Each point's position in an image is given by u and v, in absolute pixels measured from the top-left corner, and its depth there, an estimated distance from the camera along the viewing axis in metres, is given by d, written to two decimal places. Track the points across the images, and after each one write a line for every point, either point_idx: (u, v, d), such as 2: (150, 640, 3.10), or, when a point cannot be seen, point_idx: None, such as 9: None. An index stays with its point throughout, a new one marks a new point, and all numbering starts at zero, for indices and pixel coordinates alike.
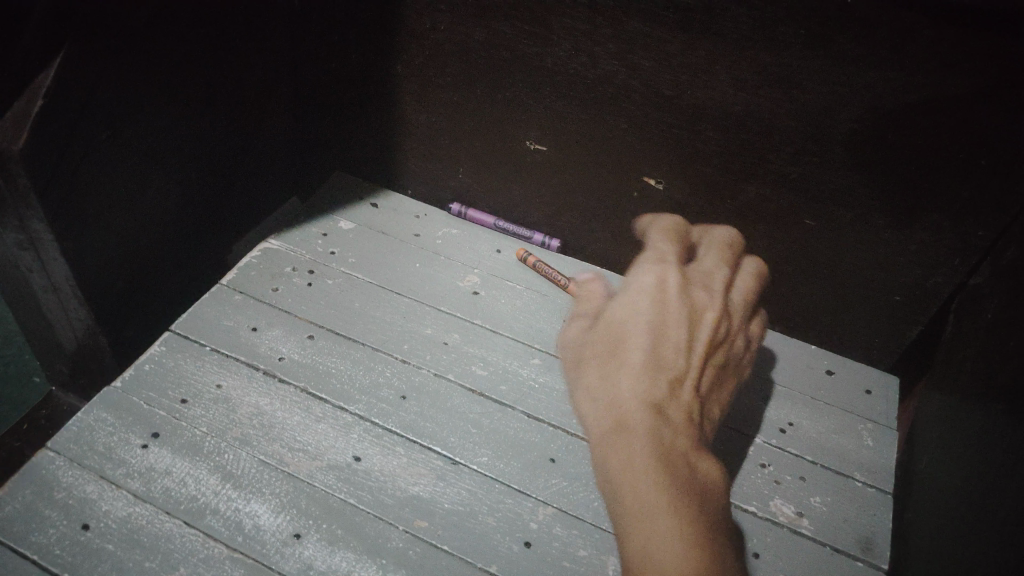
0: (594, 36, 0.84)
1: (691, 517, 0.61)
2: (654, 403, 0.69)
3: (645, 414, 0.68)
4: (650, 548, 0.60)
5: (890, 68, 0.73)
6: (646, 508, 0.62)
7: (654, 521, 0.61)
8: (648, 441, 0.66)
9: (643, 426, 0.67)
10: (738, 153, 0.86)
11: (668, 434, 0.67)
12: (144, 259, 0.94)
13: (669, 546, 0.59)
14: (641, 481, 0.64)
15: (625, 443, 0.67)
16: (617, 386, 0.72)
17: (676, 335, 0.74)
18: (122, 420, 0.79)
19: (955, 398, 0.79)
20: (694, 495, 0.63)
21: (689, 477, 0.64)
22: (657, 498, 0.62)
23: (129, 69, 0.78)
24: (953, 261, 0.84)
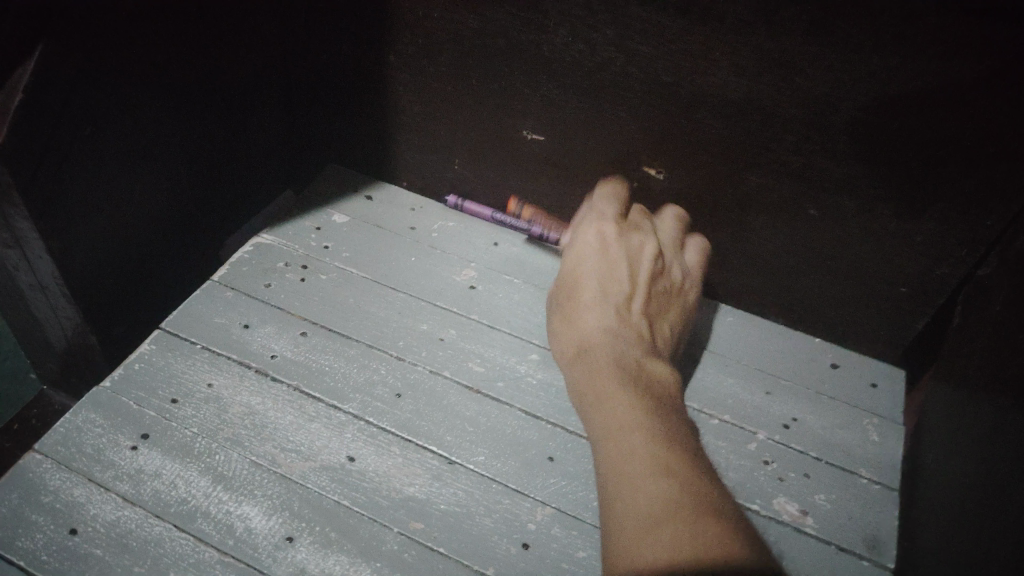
0: (591, 22, 0.81)
1: (642, 399, 0.71)
2: (608, 328, 0.79)
3: (599, 334, 0.79)
4: (612, 422, 0.69)
5: (896, 54, 0.70)
6: (607, 398, 0.71)
7: (614, 405, 0.70)
8: (603, 351, 0.76)
9: (599, 347, 0.77)
10: (739, 143, 0.84)
11: (621, 348, 0.76)
12: (132, 256, 0.92)
13: (626, 415, 0.69)
14: (600, 382, 0.73)
15: (582, 359, 0.78)
16: (577, 325, 0.82)
17: (621, 273, 0.84)
18: (111, 421, 0.77)
19: (963, 393, 0.77)
20: (645, 389, 0.73)
21: (640, 380, 0.73)
22: (613, 388, 0.72)
23: (111, 62, 0.76)
24: (961, 252, 0.81)
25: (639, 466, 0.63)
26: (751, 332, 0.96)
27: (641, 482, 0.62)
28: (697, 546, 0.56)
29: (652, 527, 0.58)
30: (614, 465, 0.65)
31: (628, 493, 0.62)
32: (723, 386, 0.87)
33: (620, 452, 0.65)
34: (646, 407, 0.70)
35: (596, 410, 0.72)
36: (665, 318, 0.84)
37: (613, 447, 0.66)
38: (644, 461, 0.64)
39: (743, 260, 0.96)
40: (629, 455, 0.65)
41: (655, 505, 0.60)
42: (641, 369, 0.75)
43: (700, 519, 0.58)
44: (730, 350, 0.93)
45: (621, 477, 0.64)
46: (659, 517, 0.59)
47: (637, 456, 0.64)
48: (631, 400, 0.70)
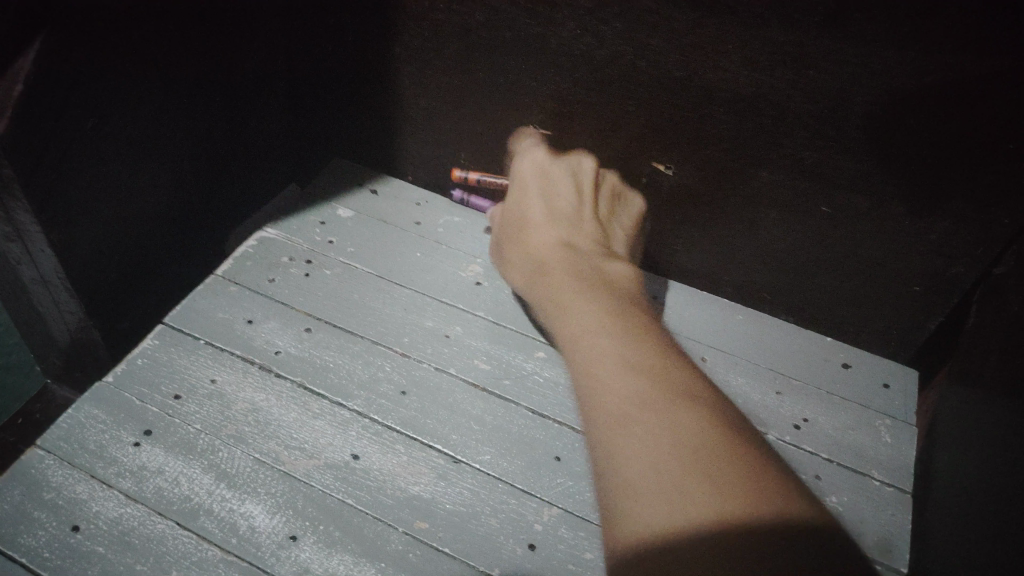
0: (600, 15, 0.80)
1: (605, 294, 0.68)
2: (565, 243, 0.77)
3: (546, 233, 0.79)
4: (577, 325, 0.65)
5: (913, 48, 0.68)
6: (559, 292, 0.70)
7: (577, 307, 0.67)
8: (561, 262, 0.74)
9: (551, 249, 0.76)
10: (750, 138, 0.82)
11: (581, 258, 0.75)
12: (135, 250, 0.92)
13: (603, 333, 0.62)
14: (561, 291, 0.70)
15: (537, 273, 0.76)
16: (528, 237, 0.81)
17: (566, 188, 0.84)
18: (114, 417, 0.76)
19: (978, 395, 0.75)
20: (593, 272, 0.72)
21: (602, 279, 0.71)
22: (582, 302, 0.67)
23: (110, 53, 0.75)
24: (976, 251, 0.80)
25: (630, 386, 0.56)
26: (761, 330, 0.95)
27: (616, 385, 0.57)
28: (720, 481, 0.47)
29: (654, 453, 0.50)
30: (597, 390, 0.57)
31: (617, 419, 0.54)
32: (732, 386, 0.86)
33: (600, 371, 0.58)
34: (613, 306, 0.66)
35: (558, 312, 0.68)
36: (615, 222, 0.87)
37: (586, 362, 0.60)
38: (632, 388, 0.56)
39: (753, 257, 0.94)
40: (613, 378, 0.57)
41: (655, 434, 0.52)
42: (586, 254, 0.75)
43: (716, 447, 0.50)
44: (739, 348, 0.92)
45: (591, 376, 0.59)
46: (663, 445, 0.51)
47: (605, 352, 0.60)
48: (604, 310, 0.65)
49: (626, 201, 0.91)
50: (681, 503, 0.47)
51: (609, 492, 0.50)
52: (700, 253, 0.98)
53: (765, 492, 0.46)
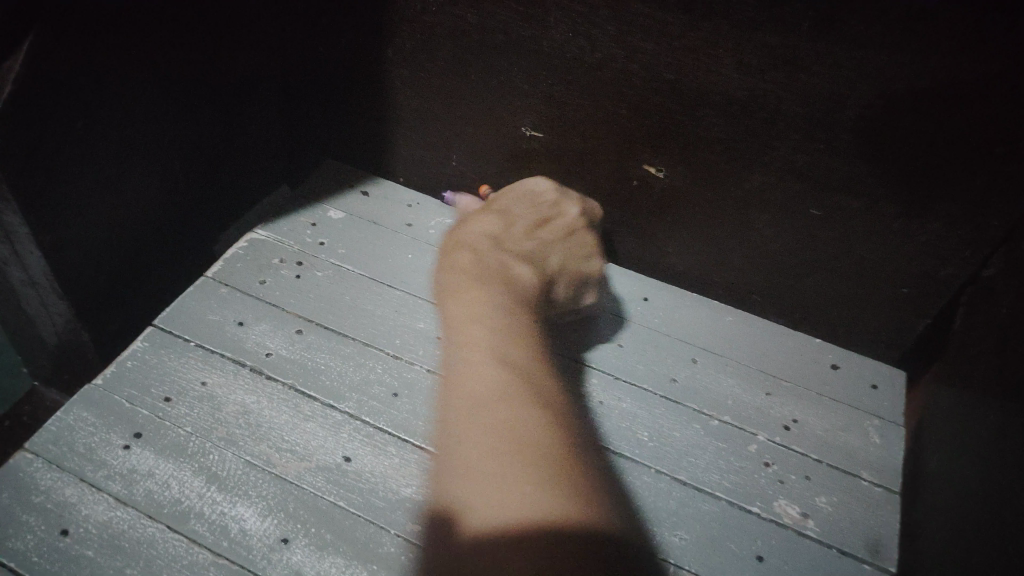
0: (593, 17, 0.80)
1: (510, 378, 0.72)
2: (495, 307, 0.81)
3: (481, 251, 0.89)
4: (482, 401, 0.70)
5: (904, 51, 0.69)
6: (469, 312, 0.81)
7: (490, 382, 0.72)
8: (484, 329, 0.78)
9: (473, 268, 0.87)
10: (740, 140, 0.83)
11: (506, 326, 0.79)
12: (124, 251, 0.91)
13: (495, 373, 0.73)
14: (482, 364, 0.74)
15: (455, 289, 0.86)
16: (463, 236, 0.94)
17: (518, 215, 0.94)
18: (103, 420, 0.76)
19: (966, 395, 0.76)
20: (501, 299, 0.82)
21: (521, 360, 0.75)
22: (480, 342, 0.77)
23: (104, 51, 0.75)
24: (965, 252, 0.81)
25: (506, 464, 0.64)
26: (751, 331, 0.95)
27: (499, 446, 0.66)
28: (554, 483, 0.62)
29: (497, 462, 0.64)
30: (469, 412, 0.70)
31: (477, 437, 0.67)
32: (722, 387, 0.87)
33: (477, 401, 0.71)
34: (519, 397, 0.71)
35: (467, 385, 0.73)
36: (557, 250, 0.92)
37: (467, 386, 0.73)
38: (496, 419, 0.68)
39: (744, 259, 0.95)
40: (489, 400, 0.70)
41: (509, 436, 0.66)
42: (500, 271, 0.86)
43: (552, 459, 0.64)
44: (730, 350, 0.92)
45: (477, 470, 0.64)
46: (510, 453, 0.65)
47: (503, 434, 0.66)
48: (509, 385, 0.72)
49: (579, 239, 0.94)
50: (518, 507, 0.60)
51: (455, 492, 0.65)
52: (691, 255, 0.98)
53: (579, 504, 0.61)
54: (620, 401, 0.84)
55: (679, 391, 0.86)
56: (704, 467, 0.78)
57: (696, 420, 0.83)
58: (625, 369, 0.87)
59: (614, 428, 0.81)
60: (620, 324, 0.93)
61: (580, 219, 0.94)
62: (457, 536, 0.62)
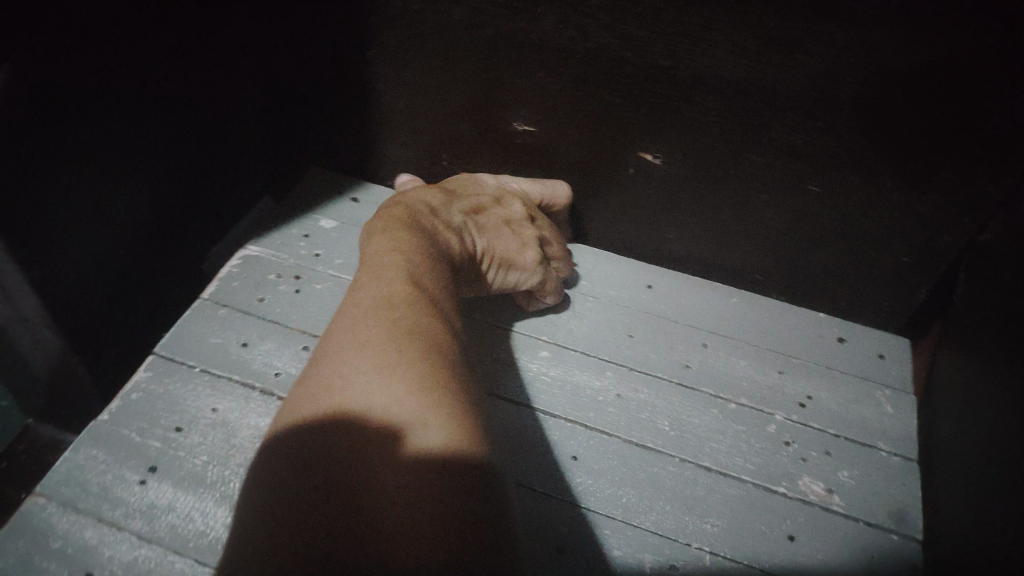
0: (583, 8, 0.79)
1: (410, 292, 0.70)
2: (399, 241, 0.77)
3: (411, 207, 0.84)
4: (370, 310, 0.67)
5: (899, 27, 0.69)
6: (386, 247, 0.76)
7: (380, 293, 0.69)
8: (385, 254, 0.75)
9: (402, 213, 0.82)
10: (737, 122, 0.83)
11: (410, 254, 0.75)
12: (114, 279, 0.88)
13: (401, 295, 0.69)
14: (382, 280, 0.71)
15: (378, 228, 0.81)
16: (403, 196, 0.89)
17: (459, 194, 0.92)
18: (115, 456, 0.74)
19: (973, 359, 0.77)
20: (429, 243, 0.79)
21: (424, 278, 0.73)
22: (397, 266, 0.73)
23: (79, 71, 0.71)
24: (963, 220, 0.82)
25: (384, 365, 0.60)
26: (756, 311, 0.96)
27: (376, 347, 0.62)
28: (428, 390, 0.59)
29: (371, 361, 0.61)
30: (365, 322, 0.66)
31: (369, 339, 0.63)
32: (734, 370, 0.87)
33: (377, 315, 0.66)
34: (410, 309, 0.67)
35: (357, 297, 0.70)
36: (489, 234, 0.87)
37: (368, 299, 0.69)
38: (387, 327, 0.64)
39: (744, 240, 0.95)
40: (390, 312, 0.66)
41: (397, 346, 0.62)
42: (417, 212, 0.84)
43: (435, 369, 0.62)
44: (737, 331, 0.93)
45: (352, 365, 0.61)
46: (395, 360, 0.61)
47: (383, 338, 0.63)
48: (401, 298, 0.68)
49: (517, 232, 0.89)
50: (391, 405, 0.57)
51: (322, 376, 0.61)
52: (689, 238, 0.98)
53: (459, 424, 0.57)
54: (637, 392, 0.84)
55: (693, 376, 0.86)
56: (726, 452, 0.79)
57: (713, 405, 0.83)
58: (638, 359, 0.87)
59: (634, 419, 0.81)
60: (627, 313, 0.93)
61: (519, 212, 0.90)
62: (310, 415, 0.57)
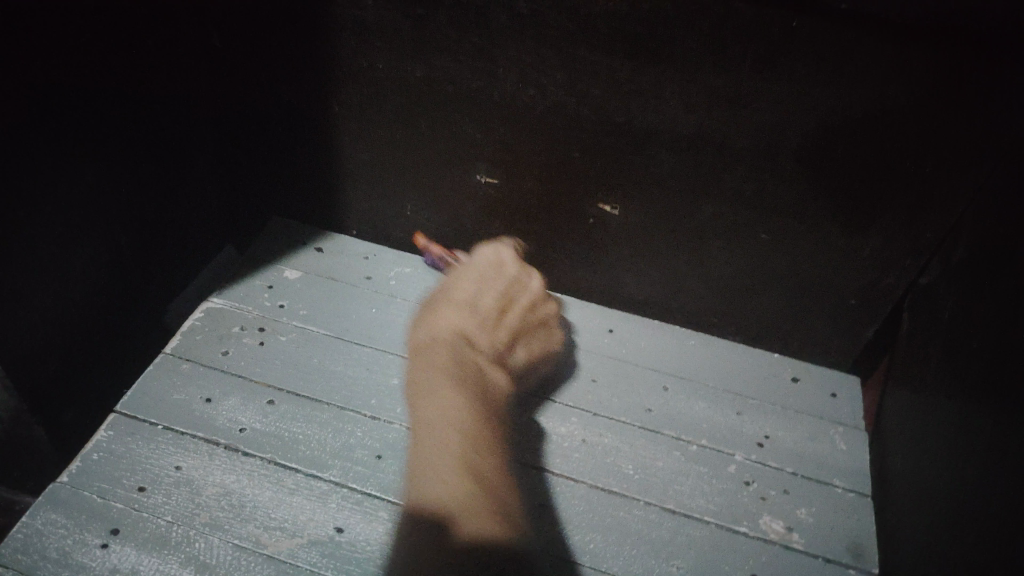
0: (539, 67, 0.82)
1: (466, 392, 0.76)
2: (449, 350, 0.83)
3: (446, 337, 0.86)
4: (437, 413, 0.73)
5: (835, 85, 0.74)
6: (430, 363, 0.81)
7: (442, 394, 0.75)
8: (439, 357, 0.82)
9: (443, 349, 0.83)
10: (689, 174, 0.86)
11: (460, 359, 0.82)
12: (72, 335, 0.87)
13: (460, 409, 0.73)
14: (437, 383, 0.77)
15: (425, 345, 0.85)
16: (433, 322, 0.89)
17: (485, 298, 0.91)
18: (75, 520, 0.72)
19: (918, 395, 0.81)
20: (472, 368, 0.81)
21: (475, 379, 0.80)
22: (447, 384, 0.77)
23: (30, 129, 0.71)
24: (905, 263, 0.86)
25: (458, 471, 0.67)
26: (714, 351, 0.99)
27: (450, 449, 0.69)
28: (489, 497, 0.65)
29: (446, 466, 0.67)
30: (434, 444, 0.70)
31: (444, 464, 0.67)
32: (696, 412, 0.90)
33: (441, 436, 0.70)
34: (472, 411, 0.74)
35: (422, 399, 0.76)
36: (525, 337, 0.91)
37: (433, 409, 0.74)
38: (451, 430, 0.71)
39: (701, 284, 0.98)
40: (451, 430, 0.71)
41: (474, 465, 0.68)
42: (460, 350, 0.84)
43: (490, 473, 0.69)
44: (697, 373, 0.95)
45: (432, 472, 0.67)
46: (467, 466, 0.67)
47: (450, 440, 0.70)
48: (462, 399, 0.75)
49: (542, 318, 0.93)
50: (466, 509, 0.63)
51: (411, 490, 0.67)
52: (649, 284, 1.01)
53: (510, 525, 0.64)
54: (602, 437, 0.85)
55: (656, 420, 0.88)
56: (689, 493, 0.81)
57: (676, 447, 0.85)
58: (602, 403, 0.89)
59: (600, 464, 0.82)
60: (589, 358, 0.95)
61: (540, 290, 0.95)
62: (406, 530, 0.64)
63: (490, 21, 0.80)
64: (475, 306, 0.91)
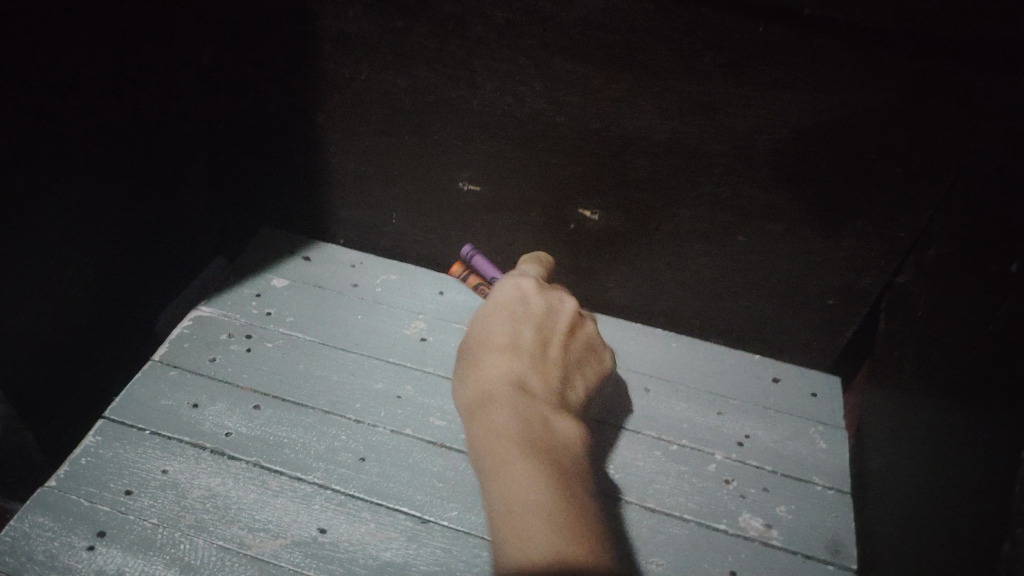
0: (518, 76, 0.84)
1: (537, 451, 0.69)
2: (510, 405, 0.75)
3: (504, 394, 0.77)
4: (514, 479, 0.67)
5: (804, 89, 0.76)
6: (492, 419, 0.74)
7: (515, 455, 0.69)
8: (500, 413, 0.74)
9: (501, 403, 0.76)
10: (666, 179, 0.88)
11: (525, 406, 0.75)
12: (62, 344, 0.89)
13: (541, 474, 0.67)
14: (505, 443, 0.71)
15: (479, 396, 0.79)
16: (483, 375, 0.81)
17: (529, 339, 0.84)
18: (62, 523, 0.73)
19: (895, 393, 0.82)
20: (534, 420, 0.73)
21: (545, 430, 0.73)
22: (515, 444, 0.70)
23: (33, 144, 0.73)
24: (879, 264, 0.88)
25: (548, 546, 0.61)
26: (696, 353, 1.01)
27: (531, 522, 0.63)
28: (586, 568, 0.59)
29: (534, 542, 0.61)
30: (518, 510, 0.64)
31: (537, 538, 0.61)
32: (677, 413, 0.91)
33: (528, 505, 0.64)
34: (548, 471, 0.67)
35: (491, 462, 0.70)
36: (581, 371, 0.85)
37: (506, 477, 0.67)
38: (533, 497, 0.65)
39: (682, 287, 1.00)
40: (530, 508, 0.64)
41: (568, 539, 0.61)
42: (519, 413, 0.74)
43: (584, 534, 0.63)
44: (678, 375, 0.96)
45: (522, 551, 0.61)
46: (555, 536, 0.61)
47: (533, 507, 0.64)
48: (538, 459, 0.68)
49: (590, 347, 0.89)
50: None
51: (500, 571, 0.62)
52: (631, 287, 1.02)
53: None
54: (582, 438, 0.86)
55: (637, 420, 0.89)
56: (669, 492, 0.82)
57: (656, 447, 0.86)
58: None
59: None
60: None
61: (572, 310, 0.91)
62: None
63: (468, 32, 0.82)
64: (519, 353, 0.82)
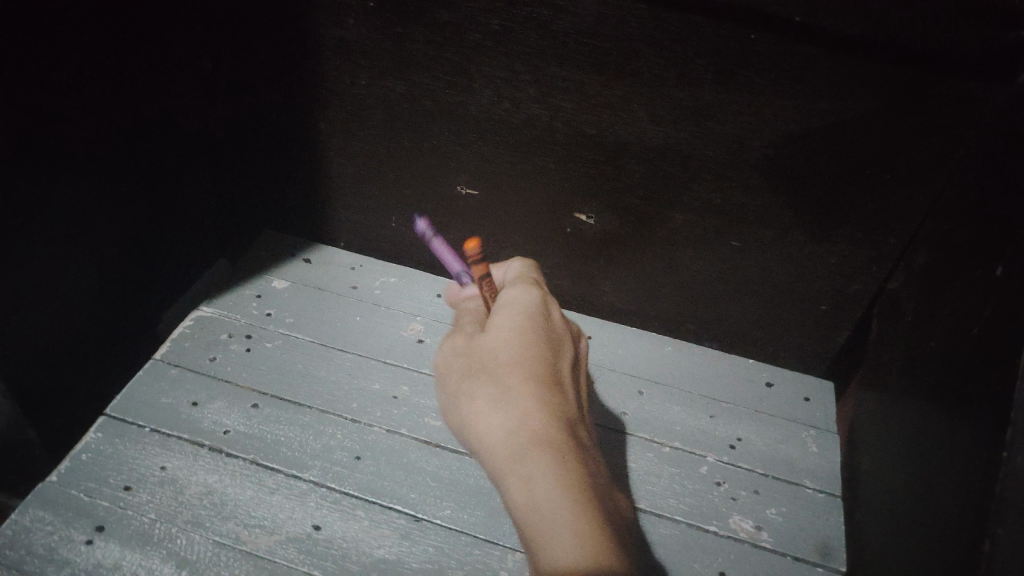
0: (514, 82, 0.85)
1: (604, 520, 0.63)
2: (573, 459, 0.67)
3: (556, 434, 0.68)
4: (588, 550, 0.60)
5: (794, 97, 0.77)
6: (553, 471, 0.65)
7: (587, 523, 0.62)
8: (563, 468, 0.65)
9: (565, 460, 0.66)
10: (661, 185, 0.89)
11: (580, 456, 0.68)
12: (66, 342, 0.90)
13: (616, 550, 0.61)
14: (574, 503, 0.63)
15: (527, 432, 0.68)
16: (525, 399, 0.70)
17: (571, 378, 0.76)
18: (62, 517, 0.75)
19: (885, 398, 0.83)
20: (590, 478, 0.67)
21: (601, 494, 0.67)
22: (580, 507, 0.63)
23: (34, 144, 0.74)
24: (870, 269, 0.89)
25: None
26: (691, 357, 1.02)
27: None
28: None
29: None
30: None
31: None
32: (671, 416, 0.92)
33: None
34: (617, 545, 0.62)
35: (555, 522, 0.62)
36: None
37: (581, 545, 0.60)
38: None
39: (676, 292, 1.01)
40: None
41: None
42: (580, 465, 0.67)
43: None
44: (672, 378, 0.97)
45: None
46: None
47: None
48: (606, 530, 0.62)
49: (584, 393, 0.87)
50: None
51: None
52: (626, 292, 1.04)
53: None
54: None
55: (631, 423, 0.90)
56: (661, 494, 0.82)
57: (649, 449, 0.87)
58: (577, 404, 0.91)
59: None
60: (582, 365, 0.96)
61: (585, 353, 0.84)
62: None
63: (464, 38, 0.83)
64: (564, 393, 0.73)
